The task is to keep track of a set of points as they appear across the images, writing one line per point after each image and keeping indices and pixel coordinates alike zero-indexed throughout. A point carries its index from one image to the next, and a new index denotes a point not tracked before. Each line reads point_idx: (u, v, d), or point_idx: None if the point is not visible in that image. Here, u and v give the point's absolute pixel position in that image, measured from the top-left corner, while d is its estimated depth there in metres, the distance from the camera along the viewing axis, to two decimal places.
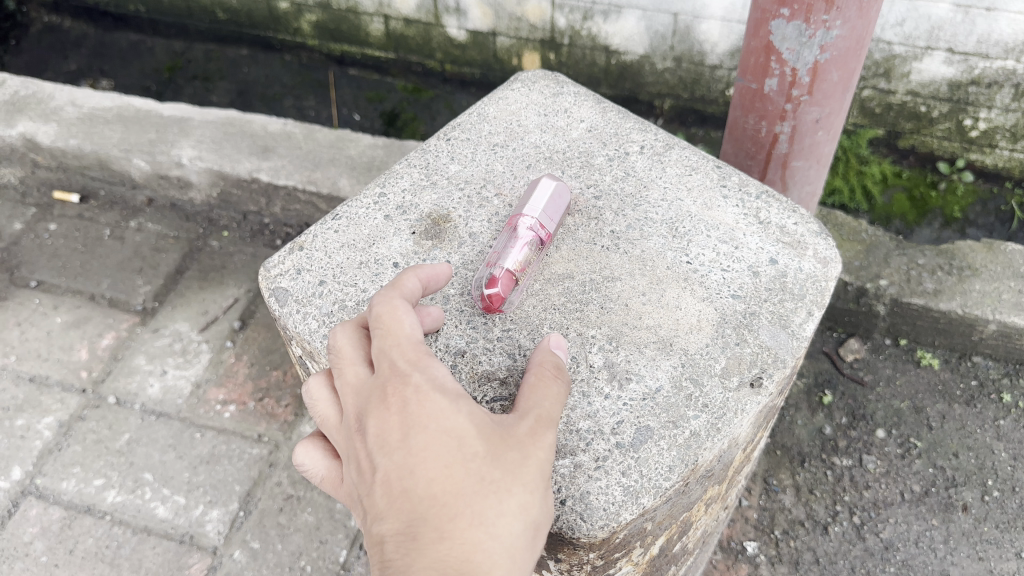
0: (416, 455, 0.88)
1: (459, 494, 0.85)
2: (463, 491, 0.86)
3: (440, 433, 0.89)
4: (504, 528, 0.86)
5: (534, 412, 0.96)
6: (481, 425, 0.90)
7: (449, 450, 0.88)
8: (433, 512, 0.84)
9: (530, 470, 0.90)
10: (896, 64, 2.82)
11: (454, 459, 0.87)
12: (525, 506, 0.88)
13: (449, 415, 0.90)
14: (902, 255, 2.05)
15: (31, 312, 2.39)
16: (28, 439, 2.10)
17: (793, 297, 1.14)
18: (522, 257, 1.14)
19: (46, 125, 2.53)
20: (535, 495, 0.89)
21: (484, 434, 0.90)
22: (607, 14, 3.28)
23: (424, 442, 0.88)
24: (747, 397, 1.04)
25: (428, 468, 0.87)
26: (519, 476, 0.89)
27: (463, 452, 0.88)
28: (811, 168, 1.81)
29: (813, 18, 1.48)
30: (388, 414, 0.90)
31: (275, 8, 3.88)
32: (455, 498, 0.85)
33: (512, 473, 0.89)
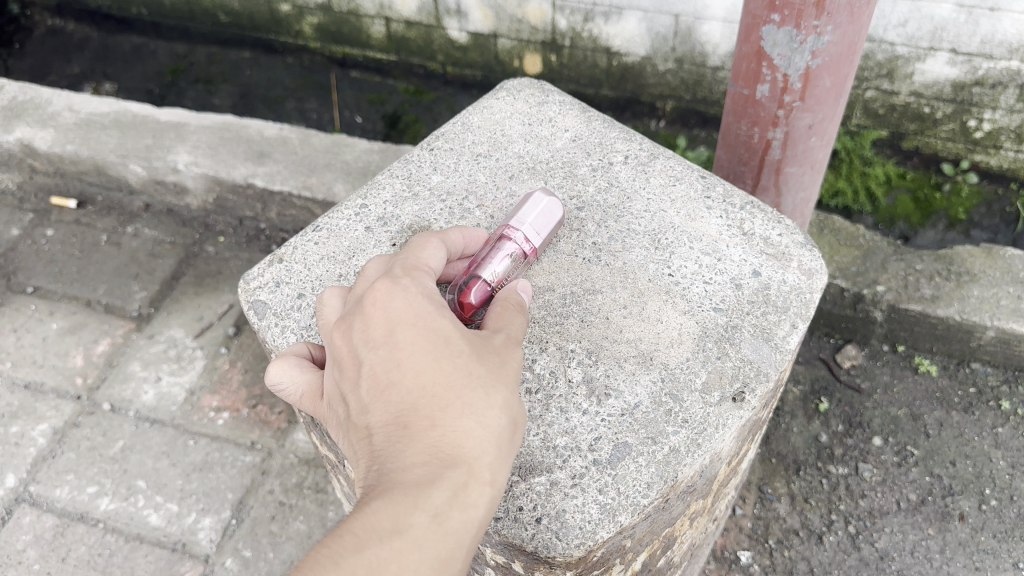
0: (403, 350, 0.95)
1: (445, 386, 0.93)
2: (450, 383, 0.93)
3: (425, 332, 0.97)
4: (490, 419, 0.93)
5: (510, 323, 1.03)
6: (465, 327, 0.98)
7: (435, 347, 0.95)
8: (421, 401, 0.92)
9: (510, 372, 0.97)
10: (899, 65, 2.80)
11: (439, 352, 0.95)
12: (507, 403, 0.95)
13: (434, 316, 0.98)
14: (900, 260, 2.03)
15: (27, 318, 2.39)
16: (23, 446, 2.10)
17: (776, 310, 1.14)
18: (501, 270, 1.13)
19: (43, 131, 2.54)
20: (515, 395, 0.97)
21: (467, 336, 0.98)
22: (608, 16, 3.26)
23: (411, 339, 0.96)
24: (729, 412, 1.04)
25: (414, 363, 0.94)
26: (501, 374, 0.96)
27: (449, 348, 0.96)
28: (804, 174, 1.80)
29: (804, 24, 1.46)
30: (376, 313, 0.98)
31: (276, 10, 3.87)
32: (443, 391, 0.92)
33: (494, 372, 0.96)
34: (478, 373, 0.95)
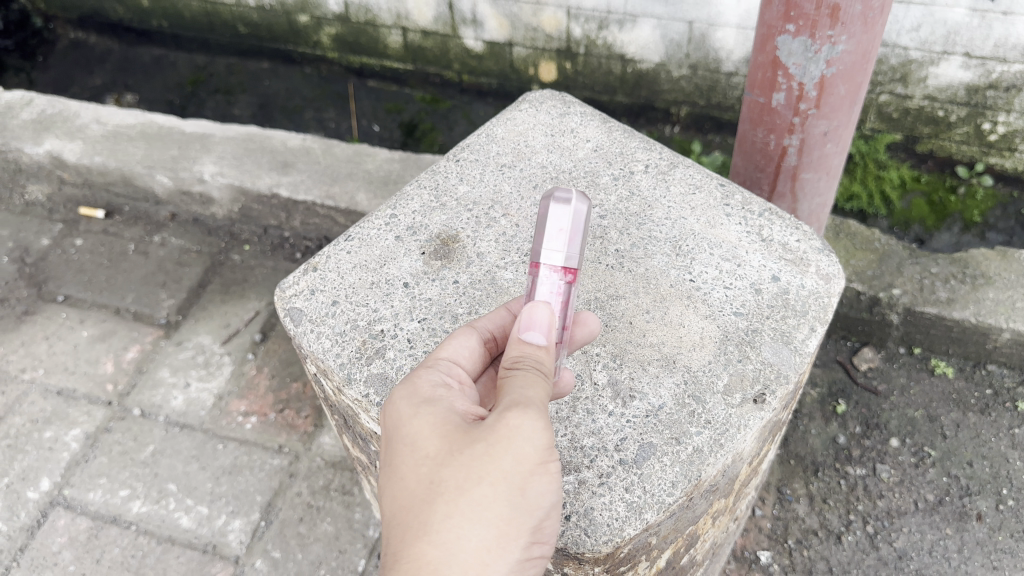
0: (387, 474, 0.93)
1: (410, 505, 0.88)
2: (414, 502, 0.88)
3: (403, 446, 0.94)
4: (451, 533, 0.85)
5: (511, 399, 0.93)
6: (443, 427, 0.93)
7: (408, 460, 0.92)
8: (387, 527, 0.89)
9: (486, 464, 0.88)
10: (913, 69, 2.82)
11: (411, 466, 0.91)
12: (478, 504, 0.87)
13: (415, 424, 0.95)
14: (915, 263, 2.06)
15: (58, 326, 2.45)
16: (57, 451, 2.16)
17: (796, 314, 1.19)
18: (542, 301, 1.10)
19: (72, 143, 2.61)
20: (493, 492, 0.87)
21: (443, 437, 0.92)
22: (622, 23, 3.30)
23: (394, 459, 0.94)
24: (751, 413, 1.08)
25: (392, 488, 0.91)
26: (471, 472, 0.88)
27: (420, 457, 0.91)
28: (820, 180, 1.83)
29: (818, 34, 1.50)
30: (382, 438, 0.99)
31: (295, 22, 3.93)
32: (406, 513, 0.88)
33: (465, 470, 0.88)
34: (441, 482, 0.88)
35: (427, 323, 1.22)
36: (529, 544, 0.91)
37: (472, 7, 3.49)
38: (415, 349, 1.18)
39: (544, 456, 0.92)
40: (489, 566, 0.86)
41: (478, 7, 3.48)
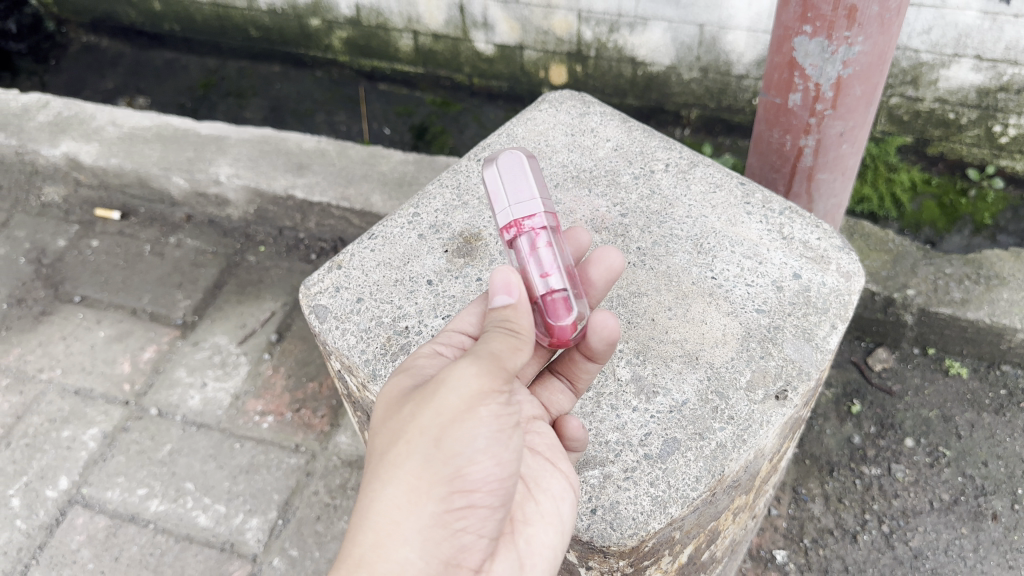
0: None
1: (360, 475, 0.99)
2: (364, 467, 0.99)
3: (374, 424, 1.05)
4: (370, 490, 0.93)
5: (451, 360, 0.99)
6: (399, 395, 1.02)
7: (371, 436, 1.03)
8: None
9: (405, 422, 0.96)
10: (924, 72, 2.83)
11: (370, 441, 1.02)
12: (393, 463, 0.94)
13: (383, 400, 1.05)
14: (929, 264, 2.06)
15: (75, 326, 2.47)
16: (75, 449, 2.18)
17: (816, 311, 1.25)
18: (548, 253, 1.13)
19: (88, 145, 2.64)
20: (407, 448, 0.94)
21: (391, 406, 1.01)
22: (633, 26, 3.31)
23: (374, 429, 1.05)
24: (772, 409, 1.14)
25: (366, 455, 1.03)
26: (394, 435, 0.96)
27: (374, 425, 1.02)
28: (836, 180, 1.83)
29: (836, 35, 1.51)
30: None
31: (306, 25, 3.95)
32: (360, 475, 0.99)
33: (391, 433, 0.96)
34: (375, 448, 0.98)
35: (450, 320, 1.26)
36: (466, 497, 0.95)
37: (483, 10, 3.51)
38: None
39: (472, 406, 0.95)
40: (405, 519, 0.91)
41: (489, 10, 3.49)
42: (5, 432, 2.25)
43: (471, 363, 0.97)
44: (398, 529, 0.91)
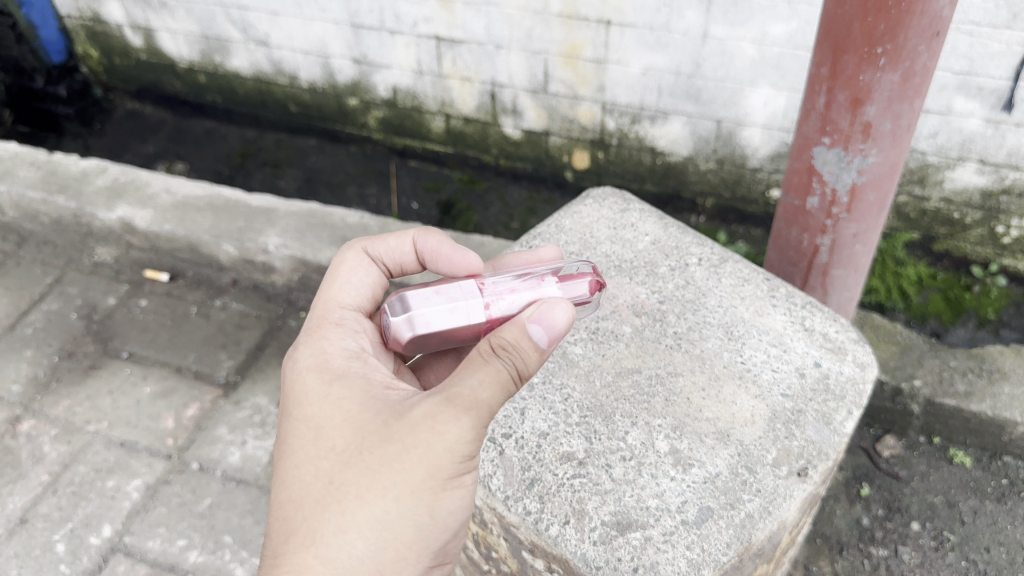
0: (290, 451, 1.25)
1: (307, 499, 1.19)
2: (310, 494, 1.19)
3: (314, 431, 1.25)
4: (352, 540, 1.16)
5: (445, 404, 1.18)
6: (353, 427, 1.22)
7: (313, 448, 1.23)
8: (278, 515, 1.20)
9: (394, 481, 1.17)
10: (930, 173, 3.01)
11: (315, 458, 1.22)
12: (373, 511, 1.17)
13: (328, 415, 1.25)
14: (935, 357, 2.22)
15: (122, 381, 2.61)
16: (119, 499, 2.29)
17: (835, 397, 1.39)
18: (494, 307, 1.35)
19: (143, 211, 2.84)
20: (388, 500, 1.17)
21: (352, 436, 1.21)
22: (654, 119, 3.52)
23: (301, 441, 1.24)
24: (795, 484, 1.26)
25: (295, 471, 1.22)
26: (378, 484, 1.18)
27: (320, 451, 1.22)
28: (849, 277, 1.98)
29: (852, 147, 1.70)
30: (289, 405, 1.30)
31: (344, 104, 4.17)
32: (304, 502, 1.19)
33: (373, 481, 1.18)
34: (344, 485, 1.18)
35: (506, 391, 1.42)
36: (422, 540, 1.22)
37: (514, 98, 3.73)
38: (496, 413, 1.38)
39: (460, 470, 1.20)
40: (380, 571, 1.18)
41: (519, 99, 3.71)
42: (53, 479, 2.37)
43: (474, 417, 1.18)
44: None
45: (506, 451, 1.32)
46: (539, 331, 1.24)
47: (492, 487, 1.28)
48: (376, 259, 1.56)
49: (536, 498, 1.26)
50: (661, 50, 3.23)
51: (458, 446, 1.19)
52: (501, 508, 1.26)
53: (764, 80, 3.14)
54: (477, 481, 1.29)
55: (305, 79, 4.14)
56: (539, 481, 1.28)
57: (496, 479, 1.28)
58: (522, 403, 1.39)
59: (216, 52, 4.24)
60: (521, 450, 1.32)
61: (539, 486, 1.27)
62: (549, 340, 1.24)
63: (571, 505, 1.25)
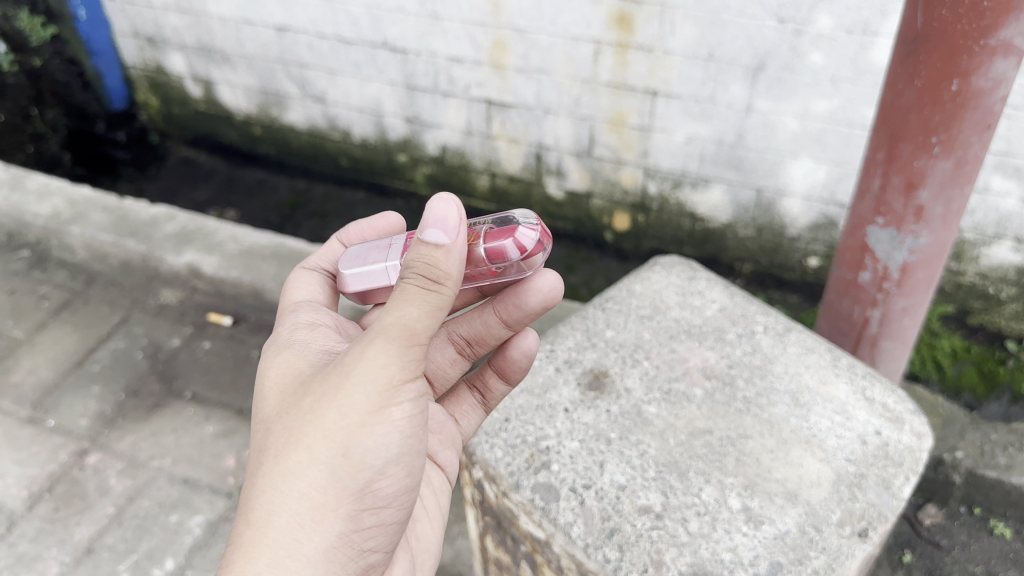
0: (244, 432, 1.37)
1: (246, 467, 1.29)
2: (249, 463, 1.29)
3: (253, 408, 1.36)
4: (271, 496, 1.21)
5: (357, 343, 1.23)
6: (283, 393, 1.32)
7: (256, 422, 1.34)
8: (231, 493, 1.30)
9: (304, 431, 1.22)
10: (966, 248, 3.11)
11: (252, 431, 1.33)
12: (292, 459, 1.22)
13: (264, 388, 1.37)
14: (976, 430, 2.30)
15: (185, 420, 2.72)
16: (181, 534, 2.39)
17: (894, 464, 1.52)
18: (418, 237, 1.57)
19: (211, 257, 2.98)
20: (303, 446, 1.22)
21: (281, 400, 1.31)
22: (695, 185, 3.64)
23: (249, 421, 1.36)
24: (857, 544, 1.39)
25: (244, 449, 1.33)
26: (294, 434, 1.24)
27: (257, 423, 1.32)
28: (897, 348, 2.07)
29: (905, 227, 1.80)
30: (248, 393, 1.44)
31: (394, 160, 4.32)
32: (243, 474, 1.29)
33: (287, 434, 1.24)
34: (267, 445, 1.26)
35: (584, 443, 1.56)
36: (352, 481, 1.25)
37: (559, 160, 3.86)
38: (576, 464, 1.52)
39: (376, 406, 1.22)
40: (308, 516, 1.22)
41: (564, 161, 3.85)
42: (118, 512, 2.46)
43: (384, 345, 1.20)
44: (295, 521, 1.21)
45: (585, 501, 1.46)
46: (437, 233, 1.20)
47: (573, 535, 1.41)
48: (317, 267, 1.74)
49: (614, 546, 1.38)
50: (705, 120, 3.36)
51: (370, 377, 1.22)
52: (580, 555, 1.39)
53: (806, 152, 3.26)
54: (559, 528, 1.42)
55: (358, 135, 4.29)
56: (618, 531, 1.40)
57: (577, 528, 1.42)
58: (600, 456, 1.54)
59: (273, 105, 4.39)
60: (600, 501, 1.45)
61: (617, 536, 1.40)
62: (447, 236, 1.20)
63: (649, 554, 1.37)
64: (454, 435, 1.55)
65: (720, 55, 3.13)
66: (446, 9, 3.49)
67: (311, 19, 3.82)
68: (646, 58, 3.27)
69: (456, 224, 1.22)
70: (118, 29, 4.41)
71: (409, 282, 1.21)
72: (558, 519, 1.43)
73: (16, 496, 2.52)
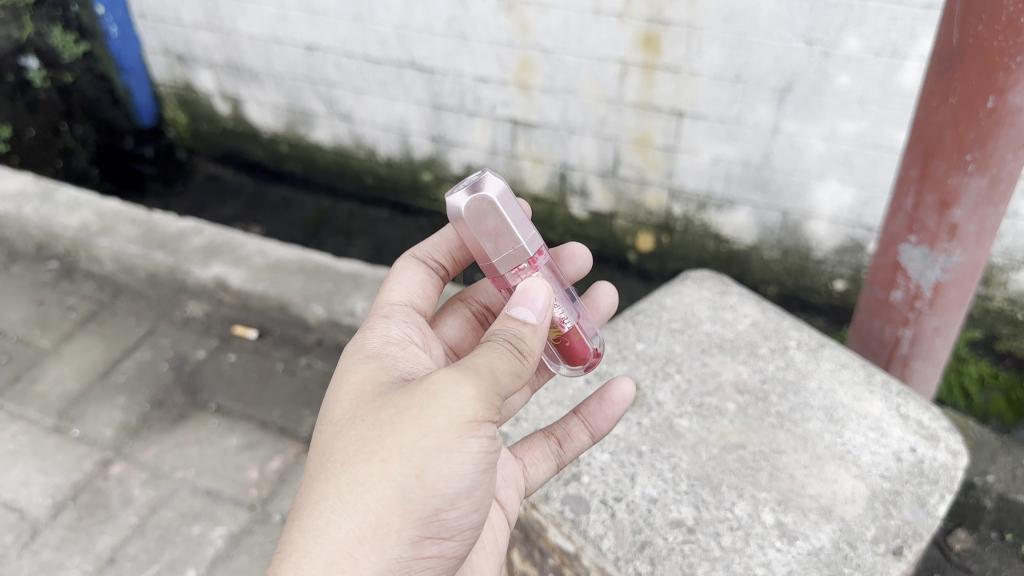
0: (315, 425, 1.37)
1: (312, 464, 1.28)
2: (316, 461, 1.29)
3: (328, 405, 1.36)
4: (337, 507, 1.21)
5: (446, 371, 1.25)
6: (362, 397, 1.32)
7: (327, 420, 1.33)
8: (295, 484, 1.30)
9: (381, 446, 1.23)
10: (995, 273, 3.08)
11: (323, 429, 1.32)
12: (368, 472, 1.22)
13: (340, 392, 1.35)
14: (1008, 454, 2.27)
15: (210, 431, 2.73)
16: (203, 545, 2.38)
17: (929, 481, 1.61)
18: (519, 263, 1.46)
19: (237, 270, 3.00)
20: (381, 462, 1.22)
21: (359, 403, 1.31)
22: (720, 207, 3.63)
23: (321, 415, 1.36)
24: (891, 562, 1.47)
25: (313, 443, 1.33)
26: (371, 446, 1.24)
27: (331, 421, 1.32)
28: (928, 369, 2.06)
29: (937, 246, 1.79)
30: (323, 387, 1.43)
31: (419, 178, 4.33)
32: (311, 472, 1.28)
33: (362, 446, 1.24)
34: (337, 453, 1.26)
35: (615, 456, 1.66)
36: (420, 506, 1.24)
37: (583, 180, 3.87)
38: (608, 477, 1.62)
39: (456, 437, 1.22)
40: (370, 533, 1.21)
41: (588, 181, 3.85)
42: (141, 522, 2.46)
43: (472, 380, 1.24)
44: (359, 536, 1.20)
45: (617, 514, 1.55)
46: (525, 312, 1.36)
47: (604, 547, 1.50)
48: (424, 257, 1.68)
49: (646, 560, 1.47)
50: (732, 142, 3.36)
51: (457, 406, 1.23)
52: (612, 567, 1.48)
53: (833, 174, 3.25)
54: (589, 541, 1.51)
55: (383, 153, 4.31)
56: (650, 544, 1.49)
57: (608, 541, 1.51)
58: (632, 469, 1.63)
59: (300, 123, 4.42)
60: (632, 514, 1.55)
61: (649, 549, 1.49)
62: (536, 315, 1.36)
63: (681, 568, 1.46)
64: (517, 475, 1.52)
65: (747, 77, 3.13)
66: (473, 29, 3.51)
67: (340, 38, 3.86)
68: (672, 79, 3.28)
69: (546, 306, 1.37)
70: (148, 47, 4.47)
71: (500, 345, 1.32)
72: (588, 532, 1.52)
73: (40, 505, 2.53)
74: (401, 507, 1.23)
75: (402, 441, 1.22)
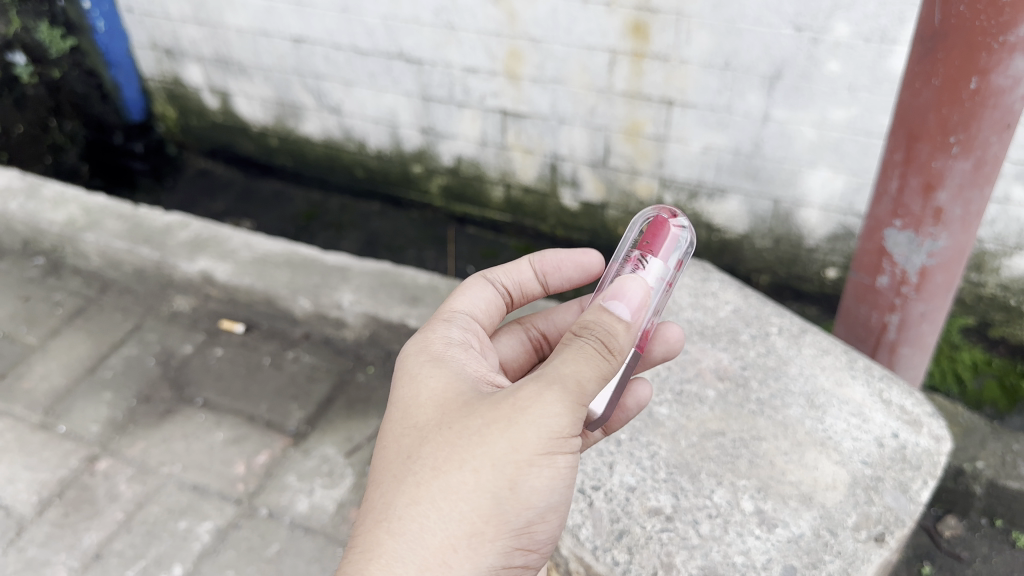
0: (389, 427, 1.37)
1: (395, 468, 1.29)
2: (397, 464, 1.29)
3: (405, 410, 1.36)
4: (429, 515, 1.23)
5: (535, 385, 1.25)
6: (443, 404, 1.32)
7: (406, 425, 1.34)
8: (374, 486, 1.30)
9: (472, 454, 1.24)
10: (987, 260, 3.06)
11: (402, 433, 1.33)
12: (460, 480, 1.23)
13: (418, 397, 1.36)
14: (997, 440, 2.26)
15: (197, 426, 2.72)
16: (190, 540, 2.37)
17: (911, 467, 1.63)
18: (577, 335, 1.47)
19: (223, 263, 2.97)
20: (473, 471, 1.23)
21: (442, 411, 1.31)
22: (711, 196, 3.60)
23: (396, 418, 1.37)
24: (872, 549, 1.49)
25: (391, 446, 1.34)
26: (460, 455, 1.25)
27: (411, 426, 1.33)
28: (917, 355, 2.04)
29: (923, 230, 1.77)
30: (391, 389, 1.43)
31: (409, 171, 4.30)
32: (392, 474, 1.29)
33: (451, 454, 1.25)
34: (425, 460, 1.27)
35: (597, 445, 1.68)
36: (511, 516, 1.26)
37: (574, 171, 3.84)
38: (588, 466, 1.65)
39: (546, 448, 1.24)
40: (463, 540, 1.23)
41: (578, 171, 3.83)
42: (127, 518, 2.45)
43: (560, 396, 1.23)
44: (453, 542, 1.22)
45: (597, 503, 1.57)
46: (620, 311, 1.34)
47: (584, 537, 1.53)
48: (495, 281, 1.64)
49: (626, 549, 1.50)
50: (721, 130, 3.33)
51: (548, 420, 1.24)
52: (592, 556, 1.50)
53: (824, 161, 3.22)
54: (570, 530, 1.54)
55: (373, 146, 4.27)
56: (629, 533, 1.52)
57: (588, 530, 1.53)
58: (612, 458, 1.66)
59: (290, 116, 4.39)
60: (612, 503, 1.57)
61: (628, 538, 1.51)
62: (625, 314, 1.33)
63: (661, 556, 1.48)
64: None
65: (736, 64, 3.11)
66: (461, 19, 3.48)
67: (327, 30, 3.83)
68: (661, 67, 3.25)
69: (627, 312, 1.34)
70: (136, 42, 4.44)
71: (586, 343, 1.27)
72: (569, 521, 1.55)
73: (26, 502, 2.51)
74: (493, 517, 1.24)
75: (495, 452, 1.23)
